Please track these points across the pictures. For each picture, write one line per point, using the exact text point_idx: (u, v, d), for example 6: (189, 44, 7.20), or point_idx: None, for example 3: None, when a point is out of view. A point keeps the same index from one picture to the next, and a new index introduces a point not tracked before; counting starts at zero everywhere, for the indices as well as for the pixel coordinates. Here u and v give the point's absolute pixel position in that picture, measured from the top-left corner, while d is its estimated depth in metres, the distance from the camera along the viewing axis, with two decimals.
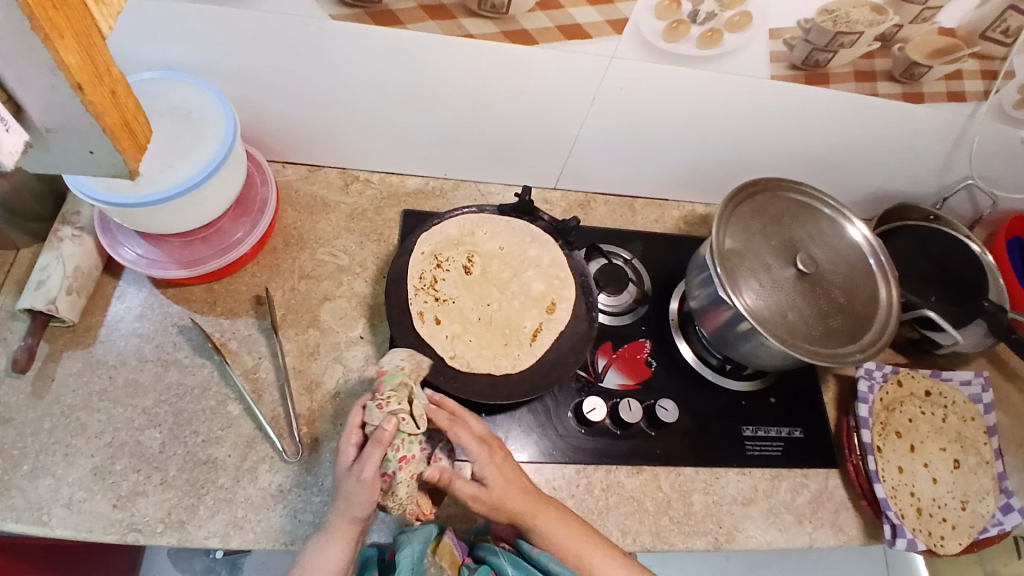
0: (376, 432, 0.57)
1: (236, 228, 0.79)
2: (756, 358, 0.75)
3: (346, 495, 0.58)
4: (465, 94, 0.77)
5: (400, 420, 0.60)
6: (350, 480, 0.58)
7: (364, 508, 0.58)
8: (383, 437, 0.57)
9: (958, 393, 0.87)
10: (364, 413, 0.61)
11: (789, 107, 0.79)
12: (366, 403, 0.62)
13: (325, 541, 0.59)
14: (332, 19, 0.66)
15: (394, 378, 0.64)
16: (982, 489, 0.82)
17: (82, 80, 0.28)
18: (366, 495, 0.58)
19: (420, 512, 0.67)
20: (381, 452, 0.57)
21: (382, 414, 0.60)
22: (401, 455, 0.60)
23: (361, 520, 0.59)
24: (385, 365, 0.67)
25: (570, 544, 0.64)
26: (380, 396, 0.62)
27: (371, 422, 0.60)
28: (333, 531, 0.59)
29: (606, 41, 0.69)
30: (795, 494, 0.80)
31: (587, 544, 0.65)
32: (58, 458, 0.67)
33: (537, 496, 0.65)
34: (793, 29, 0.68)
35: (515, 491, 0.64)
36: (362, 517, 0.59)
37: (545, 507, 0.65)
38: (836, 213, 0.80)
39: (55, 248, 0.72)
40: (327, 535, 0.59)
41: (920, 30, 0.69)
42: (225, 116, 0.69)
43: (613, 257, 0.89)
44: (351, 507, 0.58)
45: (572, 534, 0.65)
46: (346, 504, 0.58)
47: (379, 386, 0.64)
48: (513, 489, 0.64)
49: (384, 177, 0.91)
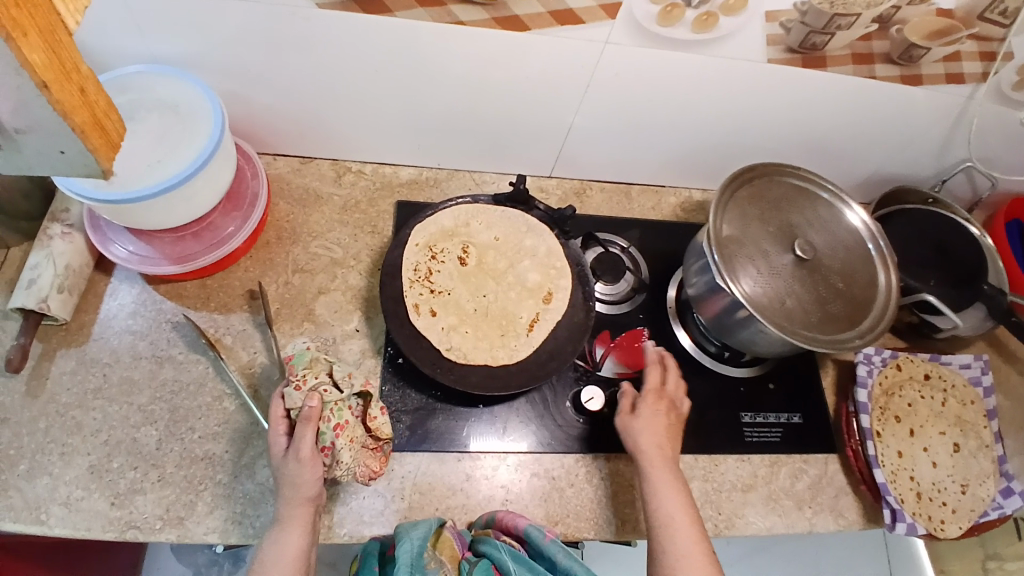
0: (305, 410, 0.61)
1: (228, 223, 0.78)
2: (754, 345, 0.75)
3: (290, 478, 0.61)
4: (456, 82, 0.76)
5: (322, 393, 0.64)
6: (289, 462, 0.61)
7: (312, 486, 0.62)
8: (311, 414, 0.62)
9: (958, 376, 0.87)
10: (284, 400, 0.64)
11: (785, 91, 0.78)
12: (284, 391, 0.64)
13: (281, 534, 0.61)
14: (319, 8, 0.64)
15: (303, 357, 0.67)
16: (983, 473, 0.82)
17: (49, 79, 0.29)
18: (310, 473, 0.61)
19: (370, 472, 0.67)
20: (312, 427, 0.62)
21: (302, 394, 0.64)
22: (334, 425, 0.63)
23: (314, 499, 0.62)
24: (289, 352, 0.69)
25: (663, 501, 0.66)
26: (294, 378, 0.65)
27: (293, 407, 0.63)
28: (288, 522, 0.61)
29: (600, 26, 0.67)
30: (794, 480, 0.80)
31: (679, 511, 0.65)
32: (55, 457, 0.67)
33: (667, 459, 0.69)
34: (789, 12, 0.67)
35: (651, 441, 0.70)
36: (312, 496, 0.62)
37: (670, 472, 0.68)
38: (835, 197, 0.79)
39: (45, 245, 0.71)
40: (281, 527, 0.61)
41: (918, 11, 0.68)
42: (214, 108, 0.68)
43: (610, 246, 0.89)
44: (299, 489, 0.61)
45: (678, 502, 0.66)
46: (292, 488, 0.61)
47: (291, 369, 0.66)
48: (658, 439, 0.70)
49: (377, 168, 0.90)
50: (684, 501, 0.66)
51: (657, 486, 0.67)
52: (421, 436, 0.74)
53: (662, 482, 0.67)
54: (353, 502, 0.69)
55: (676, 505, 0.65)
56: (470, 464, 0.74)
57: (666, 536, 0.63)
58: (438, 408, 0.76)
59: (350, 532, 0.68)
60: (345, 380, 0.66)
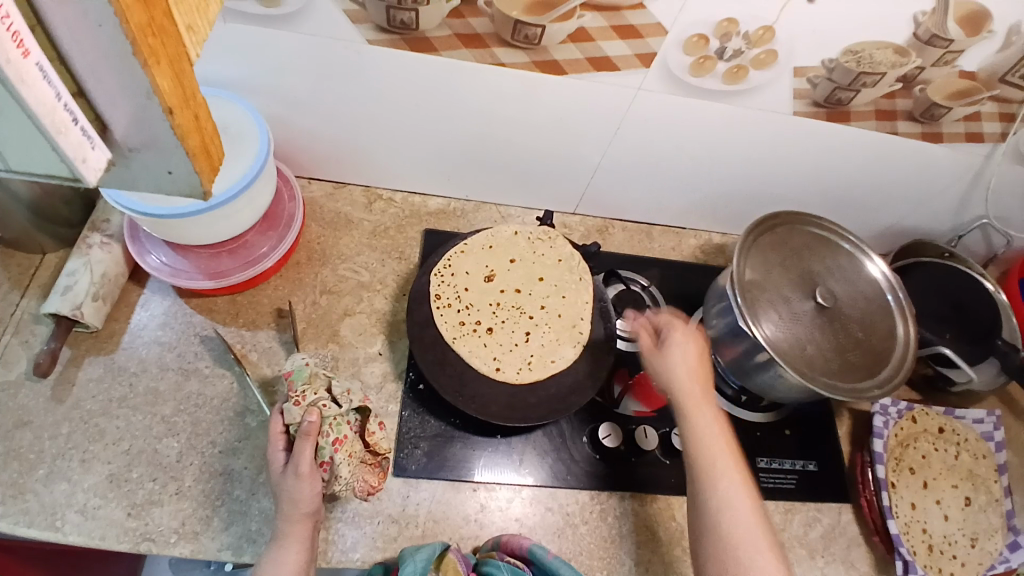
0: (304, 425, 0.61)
1: (262, 242, 0.80)
2: (772, 389, 0.76)
3: (288, 494, 0.61)
4: (491, 116, 0.78)
5: (321, 408, 0.64)
6: (289, 478, 0.61)
7: (310, 502, 0.62)
8: (310, 430, 0.61)
9: (971, 430, 0.87)
10: (283, 416, 0.65)
11: (809, 142, 0.80)
12: (283, 406, 0.65)
13: (279, 550, 0.61)
14: (370, 43, 0.67)
15: (302, 371, 0.67)
16: (992, 527, 0.82)
17: (174, 103, 0.24)
18: (308, 488, 0.61)
19: (369, 487, 0.68)
20: (311, 442, 0.62)
21: (301, 410, 0.64)
22: (334, 439, 0.63)
23: (312, 514, 0.62)
24: (289, 366, 0.69)
25: (716, 477, 0.63)
26: (293, 393, 0.65)
27: (291, 423, 0.64)
28: (287, 538, 0.61)
29: (634, 73, 0.70)
30: (807, 528, 0.79)
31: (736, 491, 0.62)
32: (75, 463, 0.67)
33: (707, 403, 0.68)
34: (817, 68, 0.69)
35: (685, 376, 0.69)
36: (310, 512, 0.62)
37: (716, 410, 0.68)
38: (855, 248, 0.80)
39: (84, 253, 0.73)
40: (279, 544, 0.61)
41: (942, 73, 0.71)
42: (260, 132, 0.71)
43: (631, 283, 0.90)
44: (298, 505, 0.61)
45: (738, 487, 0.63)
46: (290, 504, 0.61)
47: (289, 384, 0.66)
48: (694, 388, 0.69)
49: (407, 196, 0.93)
50: (724, 442, 0.66)
51: (703, 426, 0.66)
52: (437, 463, 0.74)
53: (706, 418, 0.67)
54: (365, 526, 0.69)
55: (724, 467, 0.64)
56: (485, 495, 0.74)
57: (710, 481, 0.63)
58: (456, 435, 0.76)
59: (362, 557, 0.68)
60: (344, 396, 0.67)
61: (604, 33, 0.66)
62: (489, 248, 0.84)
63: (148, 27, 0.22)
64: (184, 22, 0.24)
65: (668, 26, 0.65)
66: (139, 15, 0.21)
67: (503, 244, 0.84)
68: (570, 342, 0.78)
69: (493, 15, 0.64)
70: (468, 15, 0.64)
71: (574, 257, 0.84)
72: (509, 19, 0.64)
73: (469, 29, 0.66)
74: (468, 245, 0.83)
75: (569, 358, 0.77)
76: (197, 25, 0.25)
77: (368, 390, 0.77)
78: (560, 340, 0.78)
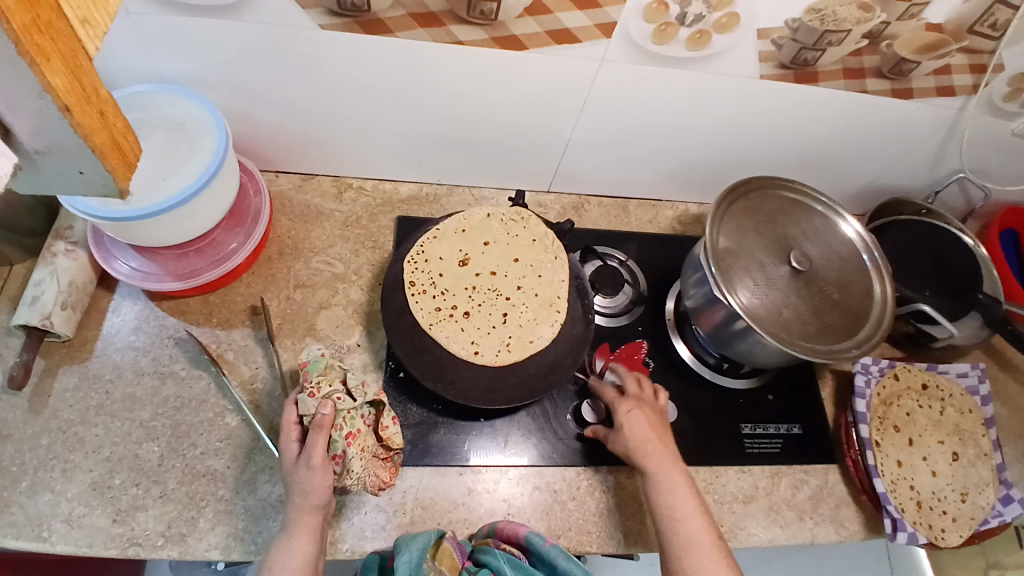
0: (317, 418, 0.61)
1: (231, 239, 0.79)
2: (752, 356, 0.76)
3: (300, 486, 0.61)
4: (455, 97, 0.77)
5: (336, 401, 0.63)
6: (300, 469, 0.62)
7: (320, 494, 0.62)
8: (323, 421, 0.61)
9: (955, 385, 0.87)
10: (298, 406, 0.64)
11: (778, 105, 0.79)
12: (299, 397, 0.64)
13: (288, 540, 0.61)
14: (322, 29, 0.66)
15: (318, 363, 0.66)
16: (982, 481, 0.82)
17: (72, 101, 0.23)
18: (320, 480, 0.61)
19: (381, 482, 0.67)
20: (324, 435, 0.61)
21: (315, 402, 0.63)
22: (346, 433, 0.63)
23: (322, 507, 0.62)
24: (305, 357, 0.68)
25: (676, 522, 0.66)
26: (308, 385, 0.64)
27: (306, 413, 0.63)
28: (295, 528, 0.61)
29: (596, 45, 0.69)
30: (795, 491, 0.80)
31: (696, 532, 0.65)
32: (57, 473, 0.67)
33: (664, 452, 0.70)
34: (781, 29, 0.68)
35: (643, 438, 0.71)
36: (320, 504, 0.62)
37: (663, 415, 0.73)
38: (829, 209, 0.80)
39: (49, 262, 0.72)
40: (289, 533, 0.61)
41: (908, 26, 0.70)
42: (219, 126, 0.69)
43: (608, 259, 0.89)
44: (308, 496, 0.62)
45: (700, 528, 0.65)
46: (302, 495, 0.61)
47: (305, 376, 0.66)
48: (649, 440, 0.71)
49: (377, 184, 0.91)
50: (660, 446, 0.71)
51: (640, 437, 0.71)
52: (422, 450, 0.74)
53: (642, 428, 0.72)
54: (354, 517, 0.69)
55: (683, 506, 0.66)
56: (472, 478, 0.74)
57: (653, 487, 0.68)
58: (439, 421, 0.76)
59: (352, 547, 0.68)
60: (359, 389, 0.65)
61: (561, 5, 0.64)
62: (462, 231, 0.83)
63: (32, 24, 0.21)
64: (77, 14, 0.23)
65: None
66: (20, 14, 0.20)
67: (476, 227, 0.83)
68: (547, 322, 0.78)
69: None
70: None
71: (552, 237, 0.83)
72: None
73: (424, 8, 0.64)
74: (440, 230, 0.83)
75: (546, 338, 0.77)
76: (94, 17, 0.24)
77: None
78: (537, 321, 0.78)
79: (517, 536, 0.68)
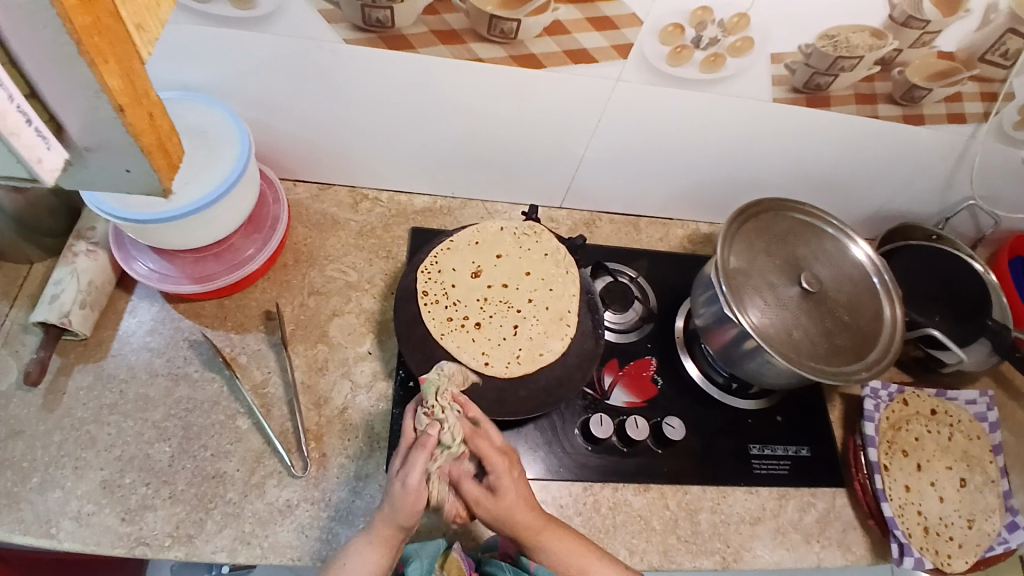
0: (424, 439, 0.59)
1: (248, 245, 0.80)
2: (762, 376, 0.76)
3: (392, 499, 0.60)
4: (473, 112, 0.78)
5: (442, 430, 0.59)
6: (396, 486, 0.59)
7: (408, 516, 0.59)
8: (426, 443, 0.59)
9: (964, 411, 0.87)
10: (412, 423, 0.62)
11: (790, 129, 0.80)
12: (417, 410, 0.62)
13: (365, 548, 0.61)
14: (346, 43, 0.67)
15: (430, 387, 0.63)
16: (989, 507, 0.82)
17: (125, 101, 0.24)
18: (409, 503, 0.59)
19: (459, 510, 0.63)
20: (423, 459, 0.59)
21: (427, 421, 0.61)
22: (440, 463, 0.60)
23: (402, 528, 0.60)
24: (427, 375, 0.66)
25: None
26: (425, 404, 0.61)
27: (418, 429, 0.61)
28: (375, 537, 0.60)
29: (612, 65, 0.70)
30: (802, 513, 0.80)
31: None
32: (67, 471, 0.68)
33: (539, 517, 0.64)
34: (794, 54, 0.69)
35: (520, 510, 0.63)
36: (404, 525, 0.60)
37: (507, 474, 0.63)
38: (840, 233, 0.80)
39: (70, 262, 0.73)
40: (367, 539, 0.61)
41: (919, 54, 0.71)
42: (241, 134, 0.71)
43: (619, 275, 0.90)
44: (395, 514, 0.60)
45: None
46: (391, 511, 0.60)
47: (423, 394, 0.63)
48: (521, 507, 0.63)
49: (392, 196, 0.92)
50: (529, 510, 0.64)
51: (533, 529, 0.63)
52: None
53: (531, 516, 0.63)
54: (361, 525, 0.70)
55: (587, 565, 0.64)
56: None
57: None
58: None
59: None
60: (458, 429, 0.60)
61: (579, 25, 0.66)
62: (475, 243, 0.84)
63: (92, 26, 0.22)
64: (132, 19, 0.24)
65: (643, 16, 0.65)
66: (81, 16, 0.21)
67: (488, 240, 0.84)
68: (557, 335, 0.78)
69: (468, 10, 0.64)
70: (443, 11, 0.65)
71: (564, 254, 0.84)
72: (484, 14, 0.64)
73: (445, 25, 0.66)
74: (454, 241, 0.84)
75: (557, 351, 0.77)
76: (146, 23, 0.25)
77: (358, 390, 0.77)
78: (546, 333, 0.78)
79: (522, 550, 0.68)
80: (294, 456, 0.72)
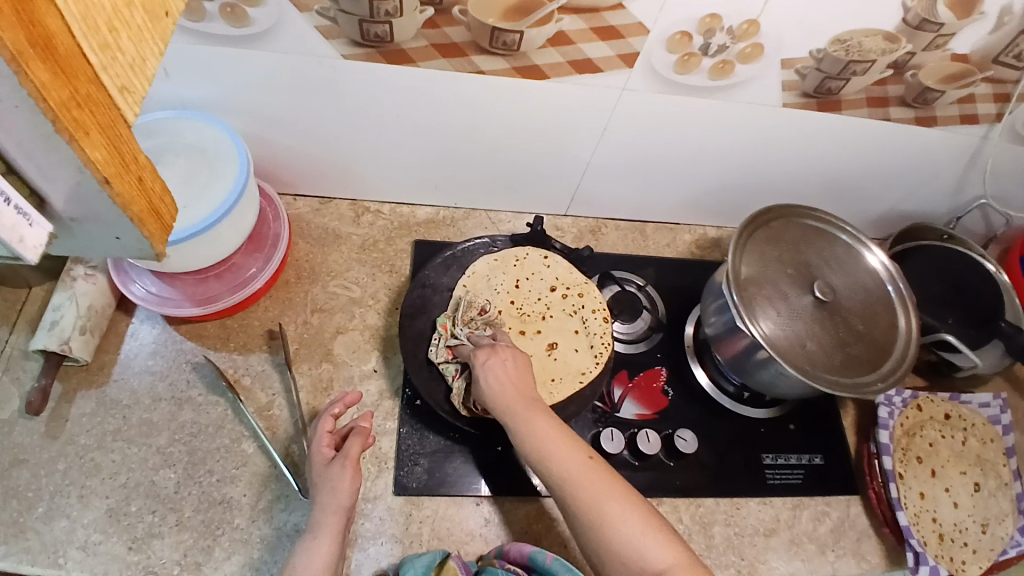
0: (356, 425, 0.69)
1: (249, 263, 0.79)
2: (775, 387, 0.75)
3: (331, 483, 0.65)
4: (476, 123, 0.76)
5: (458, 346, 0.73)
6: (335, 467, 0.65)
7: (349, 494, 0.65)
8: (364, 430, 0.69)
9: (977, 415, 0.85)
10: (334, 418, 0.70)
11: (799, 133, 0.79)
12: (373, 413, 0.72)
13: (314, 541, 0.62)
14: (344, 58, 0.66)
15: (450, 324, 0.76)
16: (1002, 512, 0.80)
17: (110, 172, 0.23)
18: (350, 479, 0.65)
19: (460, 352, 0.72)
20: (361, 441, 0.67)
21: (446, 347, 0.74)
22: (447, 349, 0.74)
23: (347, 509, 0.64)
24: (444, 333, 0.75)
25: (576, 481, 0.59)
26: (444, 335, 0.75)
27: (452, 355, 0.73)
28: (322, 531, 0.62)
29: (617, 74, 0.68)
30: (817, 523, 0.79)
31: (595, 484, 0.59)
32: (73, 499, 0.67)
33: (522, 397, 0.66)
34: (805, 59, 0.67)
35: (500, 381, 0.67)
36: (347, 506, 0.64)
37: (533, 411, 0.65)
38: (853, 239, 0.79)
39: (68, 286, 0.71)
40: (314, 535, 0.62)
41: (933, 57, 0.69)
42: (239, 151, 0.69)
43: (626, 284, 0.89)
44: (336, 496, 0.64)
45: (587, 471, 0.60)
46: (331, 494, 0.64)
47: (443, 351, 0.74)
48: (509, 388, 0.66)
49: (395, 207, 0.91)
50: (515, 389, 0.66)
51: (540, 438, 0.62)
52: (439, 479, 0.73)
53: (542, 436, 0.62)
54: (369, 547, 0.69)
55: (568, 457, 0.61)
56: (488, 508, 0.73)
57: (574, 496, 0.59)
58: (456, 450, 0.75)
59: None
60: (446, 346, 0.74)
61: (583, 35, 0.64)
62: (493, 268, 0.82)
63: (70, 100, 0.21)
64: (115, 82, 0.23)
65: (650, 25, 0.63)
66: (58, 90, 0.20)
67: (506, 260, 0.83)
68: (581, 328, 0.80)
69: (469, 23, 0.62)
70: (443, 24, 0.63)
71: (524, 252, 0.84)
72: (486, 26, 0.62)
73: (446, 38, 0.64)
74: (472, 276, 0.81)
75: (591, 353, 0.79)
76: (132, 83, 0.24)
77: (365, 408, 0.76)
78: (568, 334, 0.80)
79: (518, 551, 0.66)
80: (301, 480, 0.71)
